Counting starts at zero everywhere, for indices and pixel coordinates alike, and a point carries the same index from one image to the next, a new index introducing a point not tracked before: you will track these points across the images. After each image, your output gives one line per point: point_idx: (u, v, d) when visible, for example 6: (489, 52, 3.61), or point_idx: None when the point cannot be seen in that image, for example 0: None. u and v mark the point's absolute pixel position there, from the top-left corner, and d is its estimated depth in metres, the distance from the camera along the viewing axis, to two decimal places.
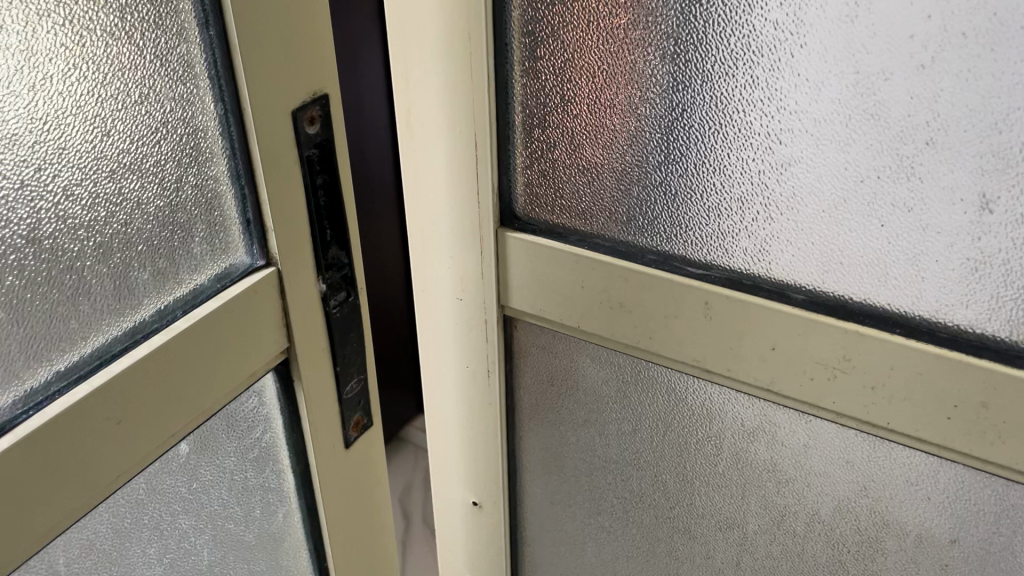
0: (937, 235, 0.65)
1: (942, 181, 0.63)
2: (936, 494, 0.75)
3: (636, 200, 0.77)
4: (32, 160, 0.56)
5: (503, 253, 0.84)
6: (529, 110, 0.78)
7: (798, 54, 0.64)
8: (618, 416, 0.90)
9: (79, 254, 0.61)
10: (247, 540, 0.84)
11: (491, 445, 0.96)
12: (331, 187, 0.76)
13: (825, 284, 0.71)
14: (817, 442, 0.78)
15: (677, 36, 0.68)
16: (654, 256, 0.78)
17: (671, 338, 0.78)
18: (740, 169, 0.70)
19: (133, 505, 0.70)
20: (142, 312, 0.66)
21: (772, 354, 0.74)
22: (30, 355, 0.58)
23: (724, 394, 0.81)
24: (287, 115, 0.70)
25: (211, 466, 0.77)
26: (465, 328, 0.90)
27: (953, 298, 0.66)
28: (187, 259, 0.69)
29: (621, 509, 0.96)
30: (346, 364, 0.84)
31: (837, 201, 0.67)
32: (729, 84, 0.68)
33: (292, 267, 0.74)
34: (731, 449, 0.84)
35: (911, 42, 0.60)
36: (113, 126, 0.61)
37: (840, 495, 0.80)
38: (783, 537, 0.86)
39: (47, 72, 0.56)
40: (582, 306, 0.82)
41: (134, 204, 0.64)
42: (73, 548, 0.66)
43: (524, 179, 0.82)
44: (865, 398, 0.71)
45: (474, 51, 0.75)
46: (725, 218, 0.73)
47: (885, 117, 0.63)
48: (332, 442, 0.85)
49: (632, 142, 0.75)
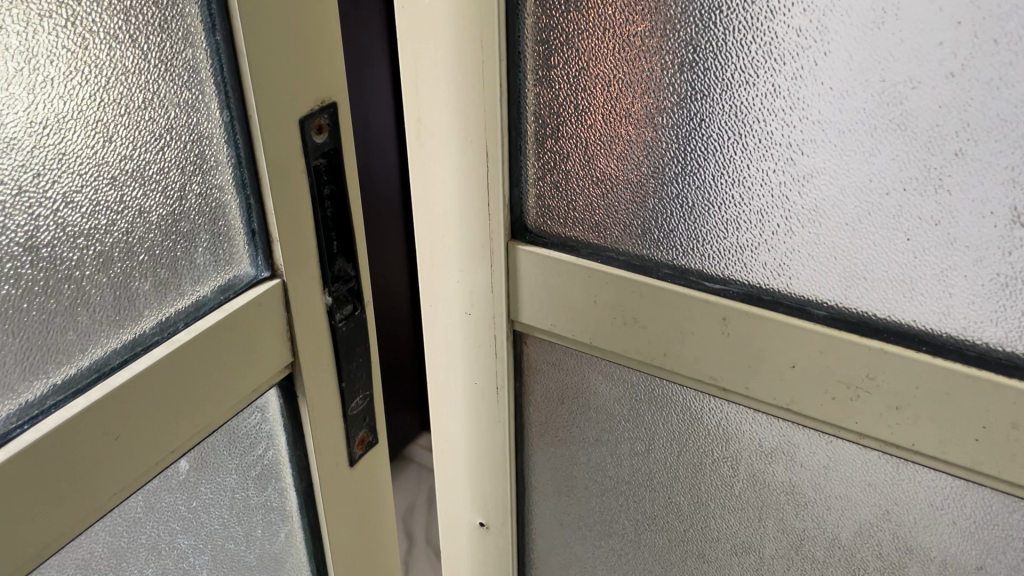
0: (966, 249, 0.63)
1: (971, 194, 0.61)
2: (963, 519, 0.72)
3: (652, 212, 0.75)
4: (30, 165, 0.54)
5: (513, 266, 0.82)
6: (542, 120, 0.77)
7: (821, 61, 0.62)
8: (631, 435, 0.87)
9: (79, 264, 0.58)
10: (248, 560, 0.82)
11: (499, 464, 0.94)
12: (339, 198, 0.75)
13: (848, 300, 0.69)
14: (837, 464, 0.76)
15: (696, 43, 0.67)
16: (669, 270, 0.76)
17: (686, 355, 0.76)
18: (760, 180, 0.68)
19: (130, 523, 0.67)
20: (143, 324, 0.64)
21: (792, 372, 0.71)
22: (26, 367, 0.56)
23: (741, 414, 0.79)
24: (295, 123, 0.68)
25: (211, 484, 0.74)
26: (474, 344, 0.88)
27: (982, 315, 0.64)
28: (190, 270, 0.67)
29: (632, 531, 0.93)
30: (351, 380, 0.82)
31: (860, 214, 0.65)
32: (749, 93, 0.66)
33: (297, 279, 0.72)
34: (748, 470, 0.81)
35: (939, 49, 0.58)
36: (116, 132, 0.59)
37: (861, 520, 0.77)
38: (801, 562, 0.83)
39: (47, 75, 0.54)
40: (595, 322, 0.80)
41: (136, 212, 0.62)
42: (66, 567, 0.63)
43: (535, 191, 0.80)
44: (889, 418, 0.69)
45: (486, 59, 0.73)
46: (744, 232, 0.71)
47: (912, 127, 0.61)
48: (336, 459, 0.83)
49: (648, 152, 0.73)
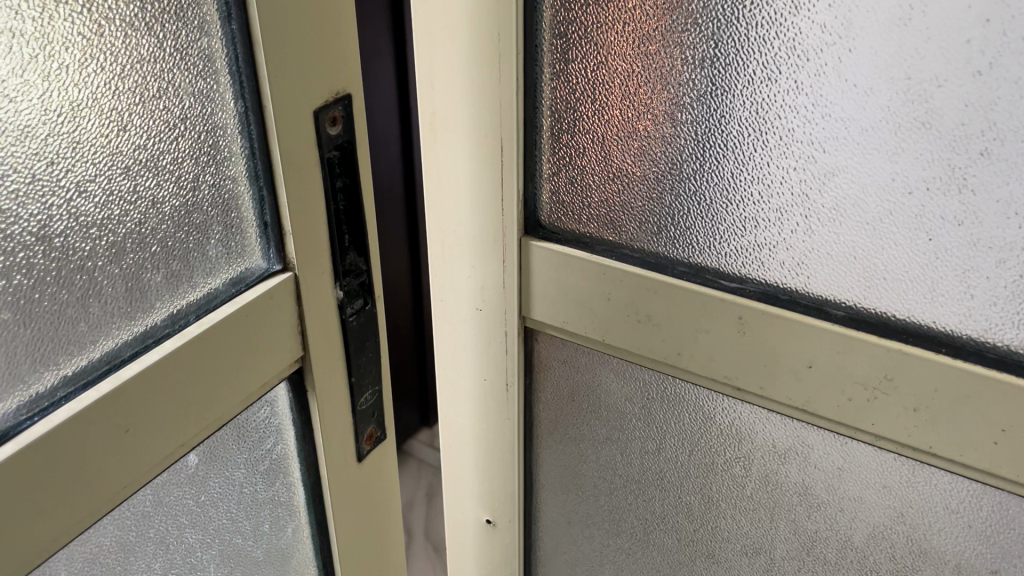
0: (988, 251, 0.62)
1: (996, 194, 0.60)
2: (978, 522, 0.71)
3: (669, 209, 0.74)
4: (44, 153, 0.53)
5: (526, 262, 0.81)
6: (557, 114, 0.76)
7: (846, 58, 0.61)
8: (642, 434, 0.87)
9: (91, 254, 0.58)
10: (255, 555, 0.81)
11: (507, 461, 0.93)
12: (352, 191, 0.74)
13: (866, 301, 0.68)
14: (852, 465, 0.75)
15: (717, 38, 0.66)
16: (684, 268, 0.75)
17: (702, 354, 0.75)
18: (780, 178, 0.68)
19: (139, 517, 0.67)
20: (154, 316, 0.63)
21: (809, 372, 0.71)
22: (37, 358, 0.55)
23: (755, 413, 0.78)
24: (310, 115, 0.68)
25: (219, 479, 0.74)
26: (484, 340, 0.87)
27: (1005, 316, 0.63)
28: (202, 262, 0.66)
29: (641, 531, 0.93)
30: (361, 375, 0.81)
31: (881, 214, 0.65)
32: (770, 88, 0.65)
33: (309, 272, 0.72)
34: (761, 471, 0.81)
35: (967, 47, 0.57)
36: (130, 121, 0.58)
37: (874, 522, 0.76)
38: (811, 564, 0.82)
39: (62, 62, 0.53)
40: (608, 319, 0.79)
41: (149, 203, 0.61)
42: (75, 561, 0.62)
43: (550, 186, 0.79)
44: (907, 420, 0.68)
45: (504, 53, 0.72)
46: (762, 230, 0.70)
47: (937, 126, 0.60)
48: (344, 454, 0.82)
49: (667, 148, 0.72)
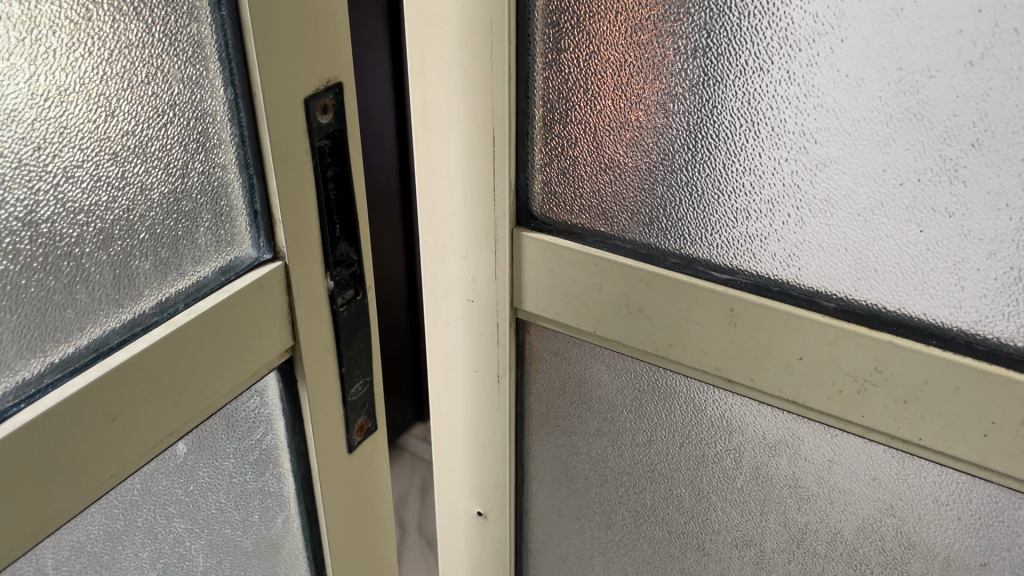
0: (979, 242, 0.62)
1: (987, 186, 0.60)
2: (967, 515, 0.71)
3: (661, 199, 0.74)
4: (31, 138, 0.53)
5: (517, 253, 0.81)
6: (549, 104, 0.76)
7: (838, 49, 0.61)
8: (633, 426, 0.87)
9: (78, 241, 0.57)
10: (244, 545, 0.81)
11: (498, 453, 0.93)
12: (342, 180, 0.73)
13: (857, 292, 0.68)
14: (842, 458, 0.75)
15: (710, 28, 0.66)
16: (676, 259, 0.75)
17: (693, 345, 0.75)
18: (772, 169, 0.68)
19: (126, 506, 0.66)
20: (142, 304, 0.63)
21: (800, 364, 0.70)
22: (24, 345, 0.55)
23: (746, 405, 0.78)
24: (300, 103, 0.67)
25: (208, 468, 0.73)
26: (476, 331, 0.87)
27: (995, 309, 0.63)
28: (192, 250, 0.66)
29: (632, 523, 0.93)
30: (352, 365, 0.81)
31: (872, 206, 0.65)
32: (763, 79, 0.65)
33: (299, 261, 0.71)
34: (752, 463, 0.81)
35: (959, 37, 0.57)
36: (118, 107, 0.58)
37: (864, 515, 0.76)
38: (802, 556, 0.82)
39: (49, 46, 0.52)
40: (600, 310, 0.79)
41: (137, 189, 0.61)
42: (61, 549, 0.62)
43: (542, 176, 0.79)
44: (897, 412, 0.68)
45: (496, 42, 0.72)
46: (754, 221, 0.70)
47: (928, 117, 0.60)
48: (335, 445, 0.82)
49: (659, 138, 0.72)
